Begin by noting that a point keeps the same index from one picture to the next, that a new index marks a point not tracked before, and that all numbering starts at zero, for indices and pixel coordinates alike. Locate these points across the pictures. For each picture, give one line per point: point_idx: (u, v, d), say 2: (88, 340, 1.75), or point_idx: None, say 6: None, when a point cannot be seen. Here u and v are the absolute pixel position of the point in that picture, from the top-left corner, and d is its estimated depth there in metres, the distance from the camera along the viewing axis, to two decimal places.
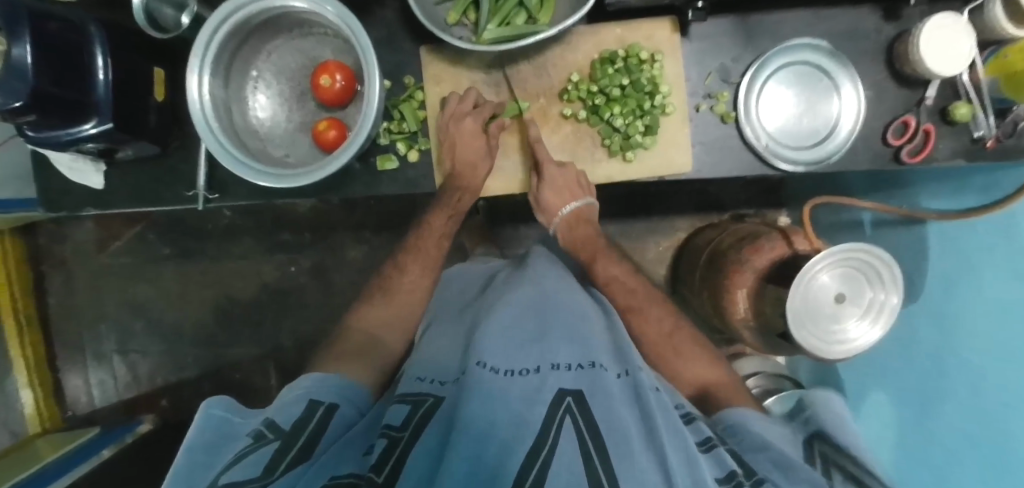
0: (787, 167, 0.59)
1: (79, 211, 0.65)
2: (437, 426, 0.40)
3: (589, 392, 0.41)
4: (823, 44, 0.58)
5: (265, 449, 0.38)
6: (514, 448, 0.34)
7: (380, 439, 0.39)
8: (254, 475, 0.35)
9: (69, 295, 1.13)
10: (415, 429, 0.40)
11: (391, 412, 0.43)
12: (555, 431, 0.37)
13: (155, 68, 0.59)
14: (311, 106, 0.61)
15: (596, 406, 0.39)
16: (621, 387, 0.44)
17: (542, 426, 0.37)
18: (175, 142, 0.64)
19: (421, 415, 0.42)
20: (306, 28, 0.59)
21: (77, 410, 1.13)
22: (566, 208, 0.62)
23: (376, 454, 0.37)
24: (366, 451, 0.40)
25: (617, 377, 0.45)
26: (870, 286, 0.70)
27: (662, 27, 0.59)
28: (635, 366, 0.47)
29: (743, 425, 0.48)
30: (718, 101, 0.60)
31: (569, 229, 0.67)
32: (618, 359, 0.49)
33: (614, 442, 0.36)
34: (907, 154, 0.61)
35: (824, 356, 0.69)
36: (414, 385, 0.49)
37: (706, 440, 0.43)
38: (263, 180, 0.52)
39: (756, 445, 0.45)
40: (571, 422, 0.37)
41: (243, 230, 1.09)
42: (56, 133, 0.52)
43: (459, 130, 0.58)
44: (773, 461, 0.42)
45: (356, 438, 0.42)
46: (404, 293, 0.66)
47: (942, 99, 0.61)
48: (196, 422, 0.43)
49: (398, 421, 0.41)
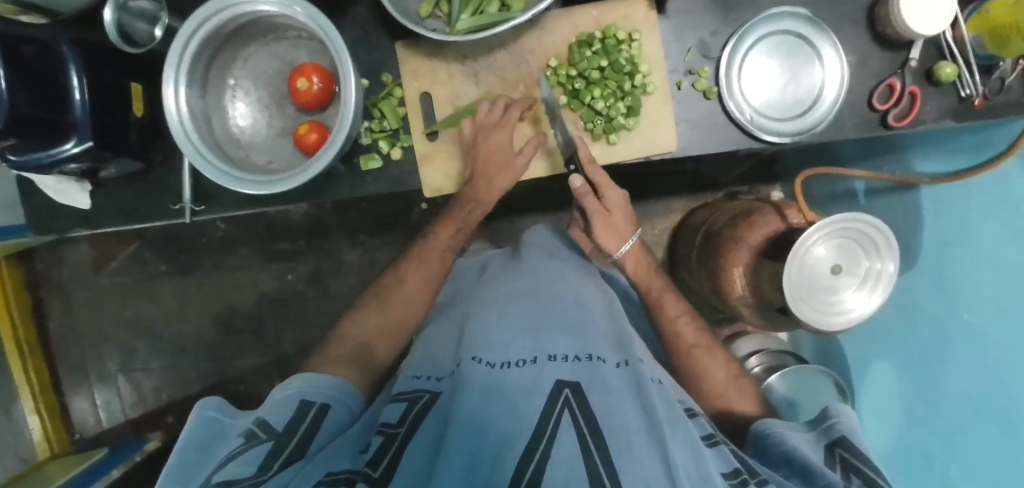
0: (773, 139, 0.59)
1: (68, 231, 0.65)
2: (433, 423, 0.39)
3: (588, 383, 0.41)
4: (801, 12, 0.58)
5: (260, 448, 0.39)
6: (511, 443, 0.34)
7: (376, 438, 0.39)
8: (250, 472, 0.36)
9: (70, 318, 1.13)
10: (411, 425, 0.40)
11: (387, 411, 0.43)
12: (553, 423, 0.36)
13: (131, 83, 0.58)
14: (290, 110, 0.61)
15: (595, 399, 0.39)
16: (621, 376, 0.44)
17: (539, 419, 0.37)
18: (158, 156, 0.63)
19: (416, 412, 0.42)
20: (280, 32, 0.58)
21: (86, 432, 1.14)
22: (630, 236, 0.63)
23: (371, 451, 0.37)
24: (362, 448, 0.40)
25: (618, 366, 0.46)
26: (866, 255, 0.70)
27: (639, 6, 0.58)
28: (635, 356, 0.48)
29: (767, 433, 0.48)
30: (699, 77, 0.60)
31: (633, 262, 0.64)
32: (618, 347, 0.49)
33: (615, 437, 0.36)
34: (894, 117, 0.60)
35: (823, 327, 0.69)
36: (410, 383, 0.48)
37: (710, 435, 0.43)
38: (247, 189, 0.52)
39: (783, 458, 0.44)
40: (569, 413, 0.37)
41: (238, 241, 1.09)
42: (37, 155, 0.52)
43: (487, 141, 0.59)
44: (795, 475, 0.42)
45: (350, 440, 0.41)
46: (415, 289, 0.66)
47: (926, 60, 0.60)
48: (190, 422, 0.43)
49: (394, 419, 0.41)
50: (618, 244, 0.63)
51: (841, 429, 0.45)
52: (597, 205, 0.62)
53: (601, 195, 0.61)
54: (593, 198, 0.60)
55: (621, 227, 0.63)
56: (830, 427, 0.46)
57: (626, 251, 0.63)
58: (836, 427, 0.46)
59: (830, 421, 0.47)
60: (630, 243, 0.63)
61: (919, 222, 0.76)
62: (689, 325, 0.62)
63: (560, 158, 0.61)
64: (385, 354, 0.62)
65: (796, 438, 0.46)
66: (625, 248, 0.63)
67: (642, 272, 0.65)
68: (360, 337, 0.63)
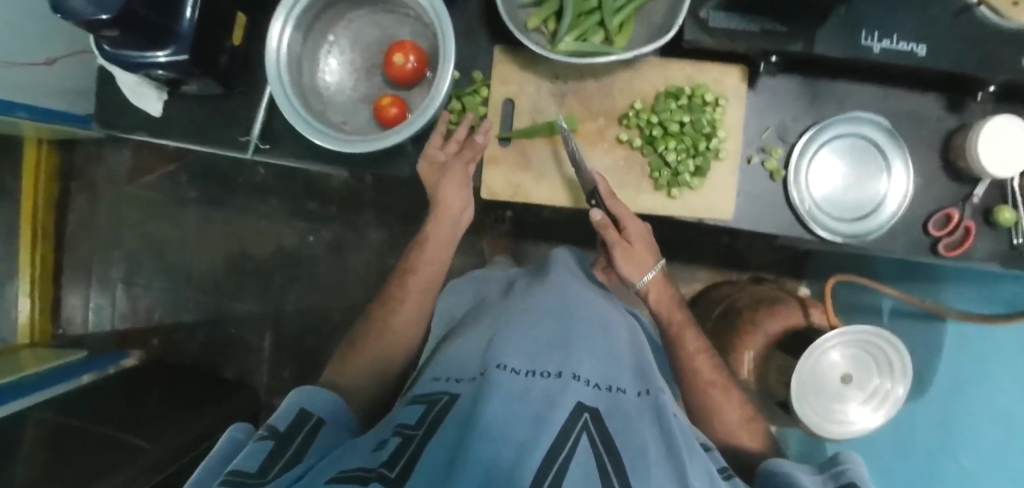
0: (825, 234, 0.60)
1: (131, 132, 0.66)
2: (451, 424, 0.39)
3: (608, 411, 0.41)
4: (884, 122, 0.59)
5: (261, 444, 0.39)
6: (532, 451, 0.34)
7: (395, 438, 0.39)
8: (252, 469, 0.36)
9: (90, 216, 1.13)
10: (429, 428, 0.40)
11: (406, 411, 0.44)
12: (574, 440, 0.37)
13: (237, 13, 0.60)
14: (378, 80, 0.62)
15: (613, 426, 0.40)
16: (641, 406, 0.45)
17: (561, 432, 0.37)
18: (239, 86, 0.65)
19: (434, 415, 0.42)
20: (391, 5, 0.60)
21: (70, 329, 1.14)
22: (649, 269, 0.60)
23: (388, 451, 0.37)
24: (376, 446, 0.39)
25: (638, 395, 0.47)
26: (879, 373, 0.70)
27: (732, 74, 0.60)
28: (656, 387, 0.48)
29: (777, 472, 0.46)
30: (770, 157, 0.61)
31: (654, 293, 0.62)
32: (639, 376, 0.50)
33: (633, 462, 0.37)
34: (944, 246, 0.61)
35: (824, 434, 0.68)
36: (431, 385, 0.48)
37: (723, 468, 0.44)
38: (321, 141, 0.53)
39: None
40: (588, 438, 0.37)
41: (272, 190, 1.10)
42: (130, 54, 0.54)
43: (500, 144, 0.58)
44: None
45: (362, 442, 0.41)
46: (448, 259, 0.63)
47: (988, 199, 0.61)
48: (219, 445, 0.42)
49: (413, 421, 0.42)
50: (640, 273, 0.61)
51: (851, 477, 0.41)
52: (613, 240, 0.59)
53: (622, 227, 0.58)
54: (615, 230, 0.58)
55: (642, 257, 0.60)
56: (839, 472, 0.42)
57: (645, 283, 0.61)
58: (845, 474, 0.42)
59: (840, 466, 0.43)
60: (649, 276, 0.61)
61: None
62: (707, 361, 0.61)
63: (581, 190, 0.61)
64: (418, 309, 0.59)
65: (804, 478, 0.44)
66: (645, 280, 0.61)
67: (664, 304, 0.62)
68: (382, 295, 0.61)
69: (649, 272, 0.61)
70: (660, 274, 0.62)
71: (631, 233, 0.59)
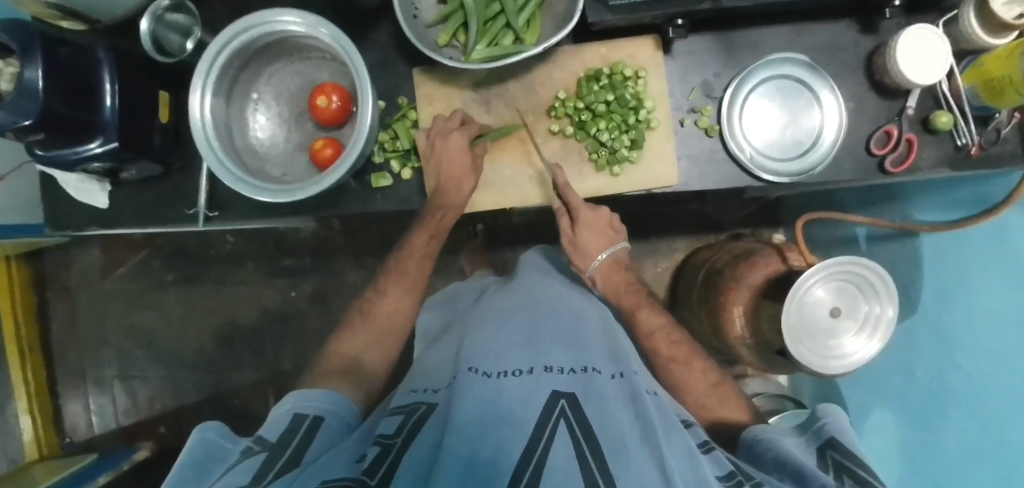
0: (772, 178, 0.61)
1: (82, 229, 0.67)
2: (430, 431, 0.39)
3: (584, 394, 0.41)
4: (801, 57, 0.60)
5: (252, 459, 0.37)
6: (508, 454, 0.34)
7: (373, 447, 0.39)
8: (243, 482, 0.34)
9: (73, 320, 1.14)
10: (409, 435, 0.40)
11: (383, 423, 0.43)
12: (550, 431, 0.37)
13: (160, 91, 0.61)
14: (308, 126, 0.64)
15: (590, 408, 0.40)
16: (616, 388, 0.44)
17: (536, 427, 0.37)
18: (177, 162, 0.66)
19: (413, 424, 0.42)
20: (304, 53, 0.62)
21: (77, 436, 1.14)
22: (604, 250, 0.63)
23: (368, 460, 0.37)
24: (357, 458, 0.39)
25: (612, 378, 0.46)
26: (865, 298, 0.69)
27: (646, 45, 0.61)
28: (629, 369, 0.48)
29: (760, 439, 0.46)
30: (702, 115, 0.62)
31: (607, 276, 0.65)
32: (613, 360, 0.50)
33: (610, 443, 0.36)
34: (891, 162, 0.61)
35: (821, 370, 0.68)
36: (409, 397, 0.48)
37: (704, 443, 0.43)
38: (261, 197, 0.53)
39: (775, 464, 0.43)
40: (565, 423, 0.37)
41: (245, 256, 1.11)
42: (62, 152, 0.54)
43: (444, 149, 0.59)
44: (790, 479, 0.40)
45: (345, 450, 0.40)
46: (396, 298, 0.64)
47: (923, 109, 0.62)
48: (189, 445, 0.41)
49: (391, 430, 0.41)
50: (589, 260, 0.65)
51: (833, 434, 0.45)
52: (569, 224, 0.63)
53: (573, 216, 0.62)
54: (566, 219, 0.63)
55: (597, 242, 0.64)
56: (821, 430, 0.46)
57: (596, 266, 0.64)
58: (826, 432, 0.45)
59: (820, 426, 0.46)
60: (602, 257, 0.64)
61: (918, 269, 0.76)
62: (665, 340, 0.61)
63: (548, 182, 0.62)
64: (379, 357, 0.61)
65: (788, 444, 0.45)
66: (597, 263, 0.64)
67: (615, 289, 0.65)
68: (354, 334, 0.61)
69: (604, 253, 0.64)
70: (617, 257, 0.65)
71: (588, 216, 0.63)
